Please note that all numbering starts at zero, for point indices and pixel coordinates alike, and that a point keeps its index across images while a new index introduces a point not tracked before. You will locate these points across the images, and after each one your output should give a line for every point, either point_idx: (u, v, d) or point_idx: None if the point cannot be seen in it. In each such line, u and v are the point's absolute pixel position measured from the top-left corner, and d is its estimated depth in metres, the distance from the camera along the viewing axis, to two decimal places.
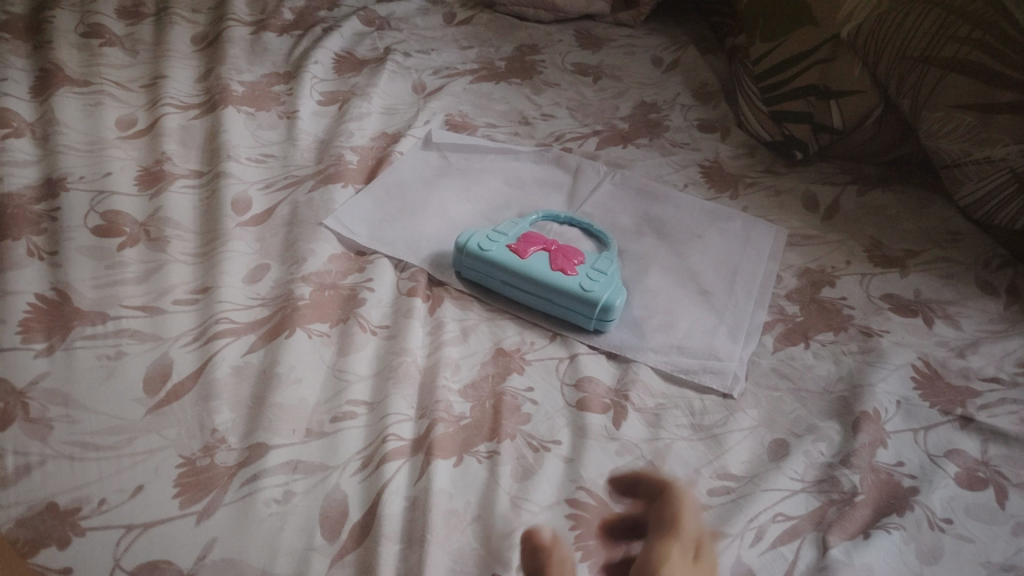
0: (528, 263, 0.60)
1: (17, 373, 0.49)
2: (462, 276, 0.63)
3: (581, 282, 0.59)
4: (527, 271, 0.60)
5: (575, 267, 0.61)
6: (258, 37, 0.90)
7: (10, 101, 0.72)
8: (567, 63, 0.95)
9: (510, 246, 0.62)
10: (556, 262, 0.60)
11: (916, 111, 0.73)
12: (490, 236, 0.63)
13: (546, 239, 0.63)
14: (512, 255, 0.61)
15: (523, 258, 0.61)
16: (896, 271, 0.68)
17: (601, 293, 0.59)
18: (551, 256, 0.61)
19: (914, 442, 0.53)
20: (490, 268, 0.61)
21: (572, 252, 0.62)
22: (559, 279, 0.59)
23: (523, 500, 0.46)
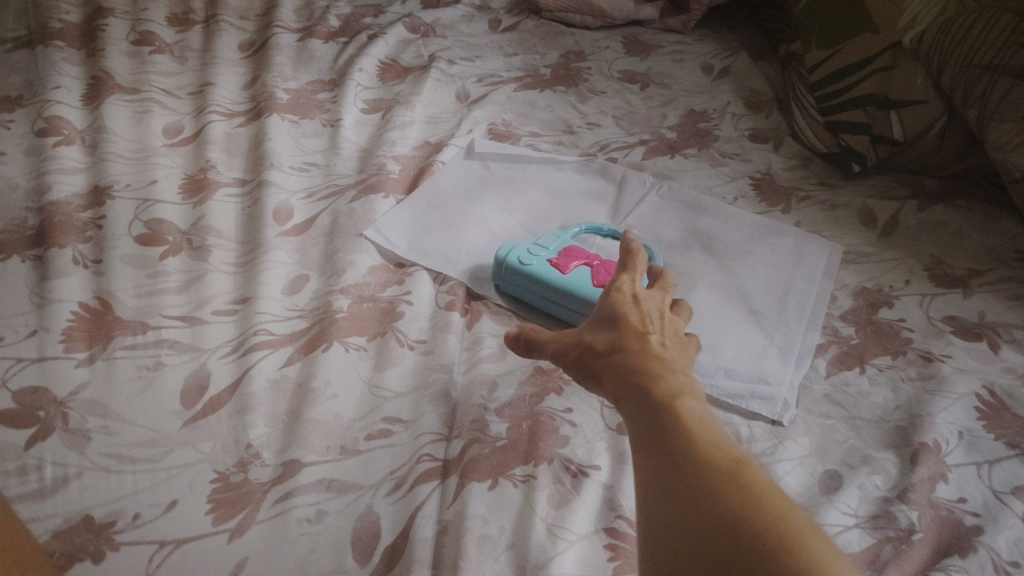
0: (568, 278, 0.59)
1: (59, 382, 0.50)
2: (502, 290, 0.62)
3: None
4: (567, 286, 0.59)
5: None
6: (303, 44, 0.90)
7: (62, 108, 0.73)
8: (614, 69, 0.93)
9: (550, 260, 0.61)
10: (598, 277, 0.59)
11: (983, 122, 0.69)
12: (530, 250, 0.62)
13: (588, 253, 0.62)
14: (551, 270, 0.60)
15: (564, 272, 0.60)
16: (959, 291, 0.65)
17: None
18: (592, 271, 0.60)
19: (977, 477, 0.50)
20: (530, 283, 0.60)
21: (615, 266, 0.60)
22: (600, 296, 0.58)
23: (560, 529, 0.45)
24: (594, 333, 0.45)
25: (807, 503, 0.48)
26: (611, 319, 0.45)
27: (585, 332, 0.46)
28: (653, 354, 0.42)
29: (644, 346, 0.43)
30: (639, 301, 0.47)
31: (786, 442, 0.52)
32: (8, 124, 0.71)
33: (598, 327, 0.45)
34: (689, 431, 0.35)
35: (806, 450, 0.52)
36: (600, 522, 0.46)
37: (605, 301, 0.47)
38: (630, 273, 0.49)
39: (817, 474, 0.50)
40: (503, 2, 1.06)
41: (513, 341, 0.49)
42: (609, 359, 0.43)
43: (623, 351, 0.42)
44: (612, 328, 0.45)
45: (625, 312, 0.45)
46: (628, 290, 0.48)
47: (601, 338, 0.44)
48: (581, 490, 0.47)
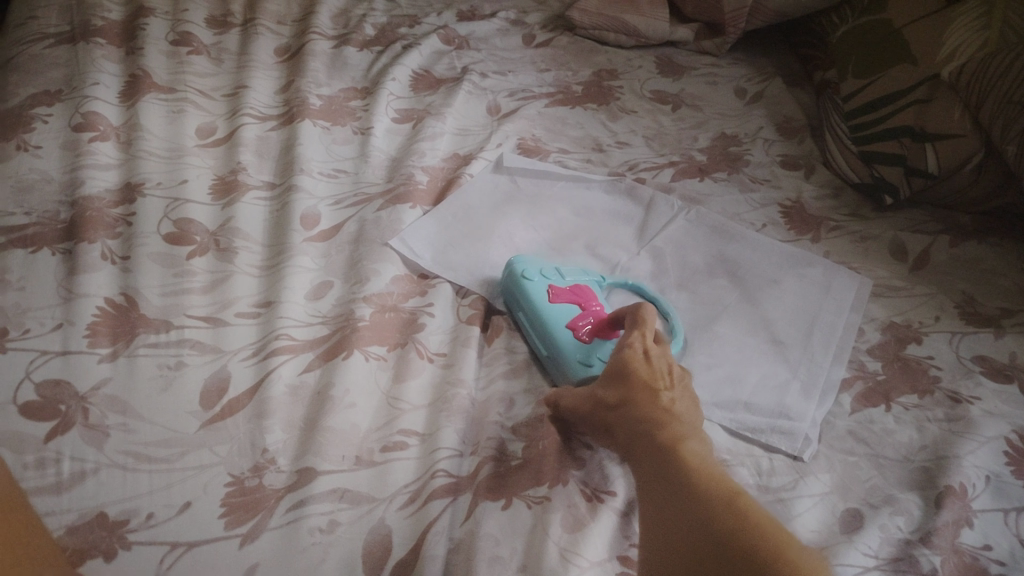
0: (551, 308, 0.58)
1: (82, 376, 0.50)
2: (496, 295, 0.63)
3: (582, 353, 0.55)
4: (542, 314, 0.58)
5: (593, 337, 0.56)
6: (339, 51, 0.90)
7: (99, 104, 0.74)
8: (646, 89, 0.93)
9: (551, 285, 0.60)
10: (577, 320, 0.57)
11: (1021, 160, 0.68)
12: (541, 271, 0.61)
13: (594, 298, 0.60)
14: (542, 295, 0.59)
15: (550, 302, 0.58)
16: (990, 331, 0.63)
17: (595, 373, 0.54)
18: (579, 313, 0.58)
19: (1004, 525, 0.49)
20: (520, 300, 0.60)
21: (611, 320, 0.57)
22: (569, 340, 0.56)
23: (573, 554, 0.44)
24: (605, 392, 0.50)
25: (828, 541, 0.47)
26: (621, 374, 0.50)
27: (598, 389, 0.50)
28: (662, 408, 0.48)
29: (654, 403, 0.48)
30: (651, 357, 0.51)
31: (807, 478, 0.51)
32: (46, 118, 0.72)
33: (611, 380, 0.50)
34: (691, 474, 0.41)
35: (828, 487, 0.51)
36: (614, 549, 0.46)
37: (616, 354, 0.51)
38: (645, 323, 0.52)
39: (838, 512, 0.49)
40: (538, 17, 1.06)
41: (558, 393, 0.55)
42: (622, 411, 0.48)
43: (635, 410, 0.48)
44: (622, 381, 0.50)
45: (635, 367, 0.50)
46: (641, 342, 0.51)
47: (612, 398, 0.49)
48: (596, 515, 0.47)
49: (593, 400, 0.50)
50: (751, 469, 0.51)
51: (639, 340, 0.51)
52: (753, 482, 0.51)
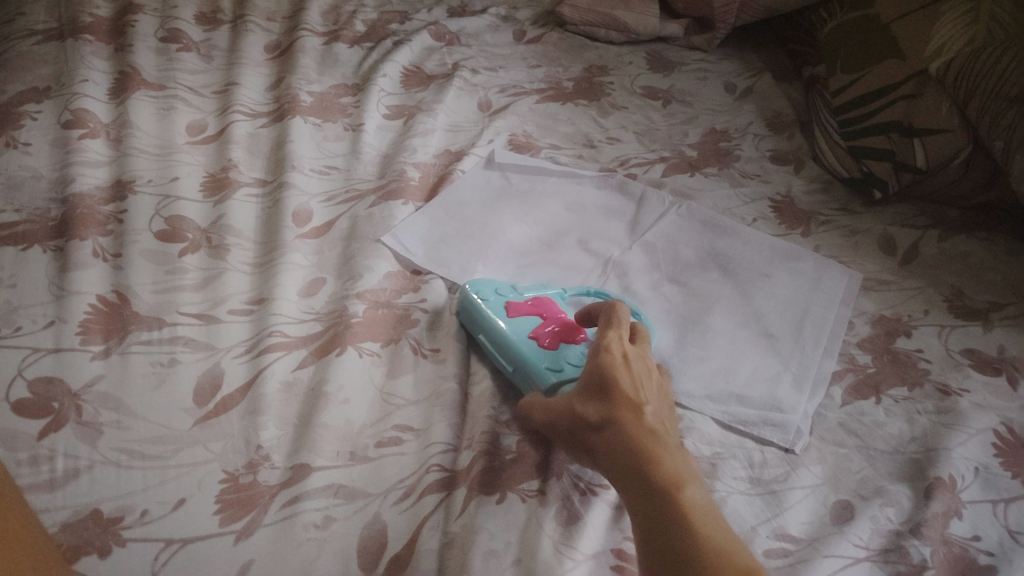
0: (510, 324, 0.56)
1: (74, 374, 0.50)
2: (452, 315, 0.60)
3: (547, 359, 0.53)
4: (502, 326, 0.56)
5: (557, 344, 0.55)
6: (329, 47, 0.90)
7: (89, 101, 0.74)
8: (636, 85, 0.93)
9: (507, 299, 0.59)
10: (539, 329, 0.56)
11: (1009, 154, 0.69)
12: (496, 289, 0.60)
13: (554, 310, 0.58)
14: (500, 312, 0.57)
15: (509, 318, 0.57)
16: (978, 324, 0.64)
17: (564, 377, 0.52)
18: (540, 326, 0.56)
19: (993, 515, 0.50)
20: (477, 321, 0.57)
21: (573, 325, 0.56)
22: (532, 349, 0.54)
23: (567, 547, 0.45)
24: (584, 405, 0.44)
25: (819, 532, 0.48)
26: (599, 383, 0.44)
27: (575, 401, 0.45)
28: (648, 429, 0.42)
29: (639, 423, 0.42)
30: (630, 362, 0.46)
31: (798, 470, 0.52)
32: (35, 115, 0.72)
33: (587, 391, 0.45)
34: (691, 533, 0.36)
35: (819, 478, 0.51)
36: (608, 542, 0.46)
37: (592, 360, 0.45)
38: (620, 322, 0.48)
39: (829, 504, 0.50)
40: (529, 13, 1.06)
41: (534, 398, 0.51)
42: (604, 434, 0.42)
43: (618, 429, 0.42)
44: (602, 397, 0.44)
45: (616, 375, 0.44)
46: (619, 347, 0.46)
47: (591, 413, 0.44)
48: (591, 508, 0.47)
49: (570, 414, 0.45)
50: (743, 462, 0.52)
51: (617, 344, 0.46)
52: (745, 474, 0.51)
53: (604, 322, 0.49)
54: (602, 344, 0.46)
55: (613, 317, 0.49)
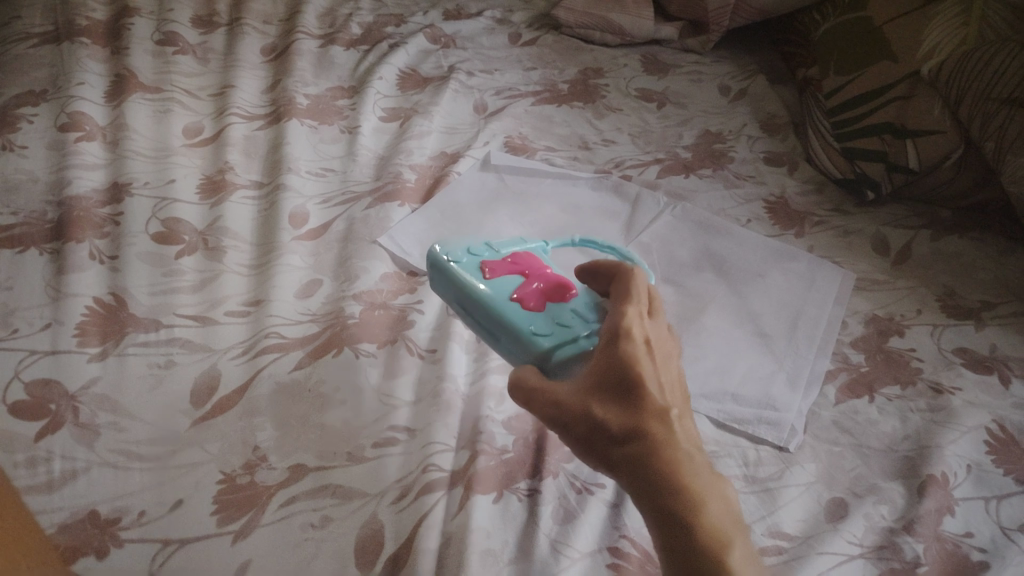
0: (491, 286, 0.53)
1: (71, 376, 0.50)
2: (433, 288, 0.57)
3: (536, 323, 0.50)
4: (485, 294, 0.52)
5: (544, 303, 0.51)
6: (325, 50, 0.90)
7: (85, 104, 0.74)
8: (631, 87, 0.93)
9: (484, 259, 0.55)
10: (523, 291, 0.52)
11: (999, 155, 0.69)
12: (472, 249, 0.55)
13: (536, 266, 0.55)
14: (478, 275, 0.53)
15: (489, 280, 0.53)
16: (971, 323, 0.65)
17: (557, 340, 0.48)
18: (523, 284, 0.53)
19: (984, 512, 0.50)
20: (456, 287, 0.54)
21: (560, 282, 0.53)
22: (518, 314, 0.51)
23: (563, 545, 0.46)
24: (603, 407, 0.38)
25: (814, 530, 0.48)
26: (626, 383, 0.38)
27: (592, 401, 0.38)
28: (679, 447, 0.37)
29: (670, 440, 0.37)
30: (654, 357, 0.40)
31: (793, 468, 0.52)
32: (31, 118, 0.72)
33: (608, 390, 0.38)
34: None
35: (814, 476, 0.52)
36: (604, 540, 0.47)
37: (614, 353, 0.39)
38: (638, 302, 0.43)
39: (823, 501, 0.50)
40: (524, 16, 1.06)
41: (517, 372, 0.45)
42: (628, 449, 0.37)
43: (649, 448, 0.36)
44: (628, 401, 0.38)
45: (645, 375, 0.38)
46: (641, 335, 0.41)
47: (616, 419, 0.37)
48: (586, 507, 0.48)
49: (584, 414, 0.38)
50: (738, 459, 0.52)
51: (640, 334, 0.41)
52: (740, 472, 0.51)
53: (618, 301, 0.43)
54: (625, 330, 0.40)
55: (628, 296, 0.43)
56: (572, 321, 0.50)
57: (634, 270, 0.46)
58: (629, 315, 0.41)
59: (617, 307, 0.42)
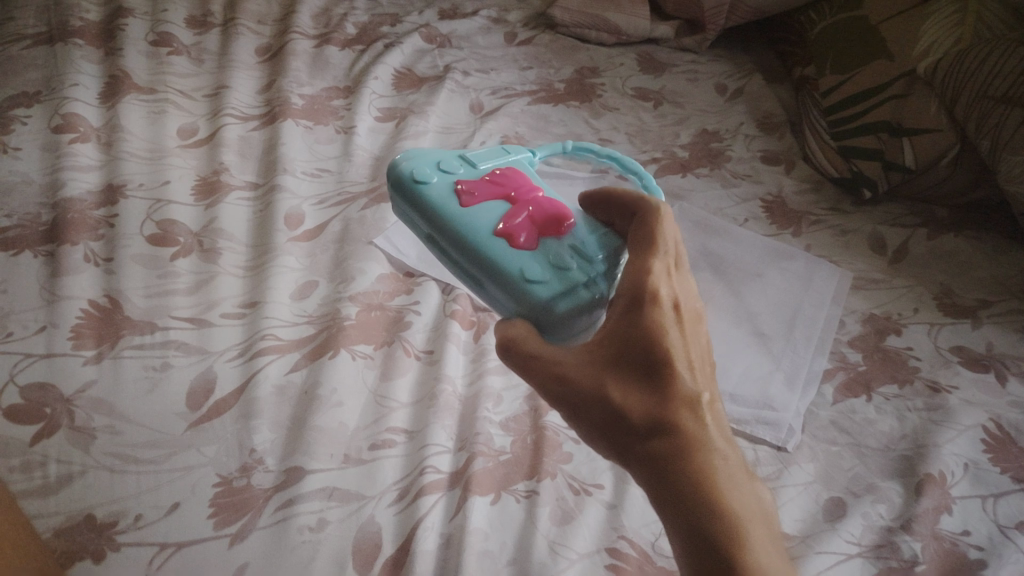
0: (471, 217, 0.49)
1: (66, 379, 0.50)
2: (399, 211, 0.54)
3: (528, 264, 0.46)
4: (467, 226, 0.49)
5: (535, 240, 0.48)
6: (320, 50, 0.90)
7: (79, 105, 0.74)
8: (627, 86, 0.93)
9: (461, 182, 0.52)
10: (511, 223, 0.48)
11: (995, 153, 0.69)
12: (447, 173, 0.52)
13: (519, 190, 0.51)
14: (456, 203, 0.50)
15: (468, 209, 0.50)
16: (967, 321, 0.65)
17: (554, 289, 0.45)
18: (507, 214, 0.49)
19: (982, 511, 0.51)
20: (431, 214, 0.50)
21: (552, 211, 0.49)
22: (507, 253, 0.47)
23: (561, 546, 0.46)
24: (621, 386, 0.38)
25: (813, 529, 0.48)
26: (649, 359, 0.38)
27: (609, 379, 0.38)
28: (702, 437, 0.37)
29: (694, 430, 0.37)
30: (682, 324, 0.40)
31: (791, 468, 0.52)
32: (25, 120, 0.72)
33: (628, 367, 0.38)
34: None
35: (812, 476, 0.52)
36: (602, 541, 0.47)
37: (637, 326, 0.39)
38: (663, 255, 0.42)
39: (822, 501, 0.50)
40: (520, 15, 1.06)
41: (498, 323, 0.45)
42: (650, 438, 0.37)
43: (672, 439, 0.36)
44: (652, 388, 0.38)
45: (670, 350, 0.38)
46: (668, 297, 0.40)
47: (636, 397, 0.37)
48: (584, 508, 0.49)
49: (599, 394, 0.38)
50: None
51: (666, 298, 0.40)
52: None
53: (640, 254, 0.42)
54: (650, 295, 0.39)
55: (650, 248, 0.42)
56: (569, 261, 0.47)
57: (659, 211, 0.44)
58: (654, 276, 0.40)
59: (639, 262, 0.41)
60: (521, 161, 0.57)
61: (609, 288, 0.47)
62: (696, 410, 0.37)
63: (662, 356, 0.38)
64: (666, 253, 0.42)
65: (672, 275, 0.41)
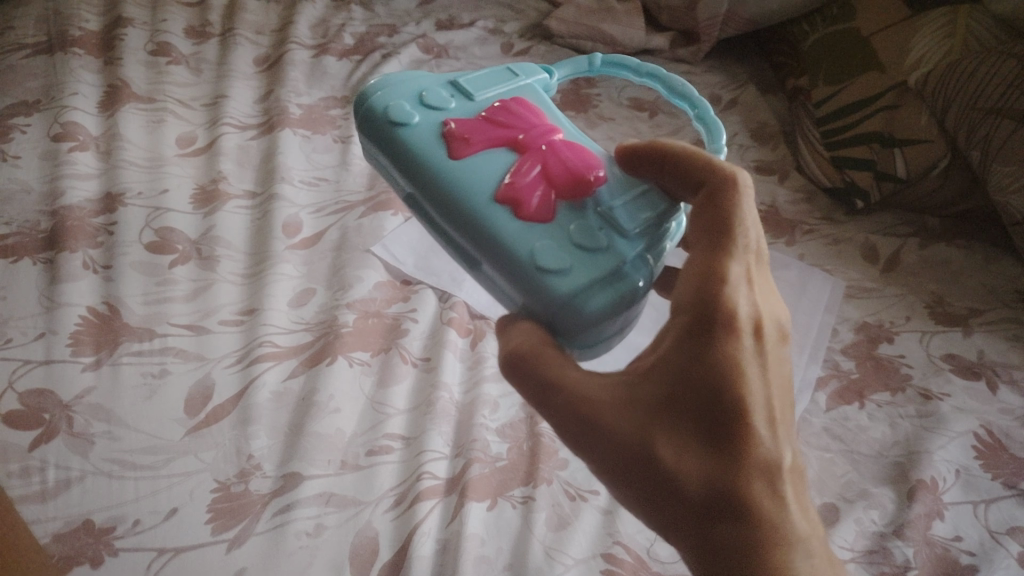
0: (468, 180, 0.42)
1: (65, 386, 0.51)
2: (377, 159, 0.47)
3: (543, 244, 0.39)
4: (464, 188, 0.41)
5: (550, 214, 0.40)
6: (318, 60, 0.90)
7: (79, 114, 0.74)
8: (623, 97, 0.93)
9: (457, 129, 0.44)
10: (519, 191, 0.41)
11: (985, 164, 0.70)
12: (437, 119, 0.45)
13: (528, 141, 0.44)
14: (450, 162, 0.42)
15: (465, 169, 0.42)
16: (959, 329, 0.65)
17: (577, 281, 0.38)
18: (511, 176, 0.42)
19: (973, 516, 0.51)
20: (420, 171, 0.43)
21: (571, 175, 0.42)
22: (515, 228, 0.40)
23: (557, 552, 0.47)
24: (671, 440, 0.32)
25: None
26: (712, 409, 0.31)
27: (656, 431, 0.32)
28: (769, 512, 0.31)
29: (762, 502, 0.31)
30: (763, 355, 0.33)
31: None
32: (25, 129, 0.72)
33: (682, 414, 0.32)
34: None
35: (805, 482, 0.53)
36: (597, 547, 0.47)
37: (702, 364, 0.31)
38: (741, 256, 0.33)
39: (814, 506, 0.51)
40: (516, 26, 1.05)
41: (498, 329, 0.39)
42: (706, 508, 0.31)
43: (731, 515, 0.31)
44: (714, 447, 0.31)
45: (744, 398, 0.31)
46: (747, 320, 0.32)
47: (692, 457, 0.31)
48: (580, 513, 0.49)
49: (642, 448, 0.32)
50: None
51: (745, 322, 0.32)
52: None
53: (712, 254, 0.33)
54: (726, 319, 0.31)
55: (725, 247, 0.33)
56: (594, 239, 0.39)
57: (738, 189, 0.35)
58: (730, 291, 0.32)
59: (712, 267, 0.33)
60: (530, 90, 0.49)
61: (640, 277, 0.39)
62: (767, 476, 0.32)
63: (732, 407, 0.31)
64: (745, 255, 0.34)
65: (753, 286, 0.33)
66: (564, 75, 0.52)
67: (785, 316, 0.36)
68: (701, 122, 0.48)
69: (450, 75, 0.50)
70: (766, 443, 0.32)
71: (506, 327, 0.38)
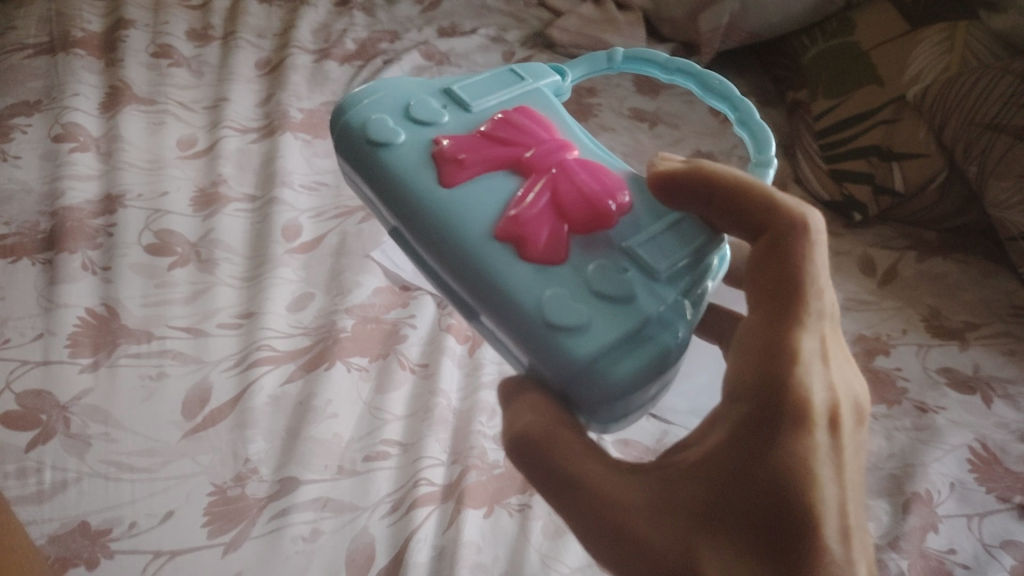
0: (467, 216, 0.40)
1: (62, 388, 0.51)
2: (355, 180, 0.46)
3: (555, 296, 0.36)
4: (461, 226, 0.40)
5: (562, 253, 0.38)
6: (319, 65, 0.90)
7: (79, 115, 0.74)
8: (624, 107, 0.94)
9: (452, 152, 0.42)
10: (526, 227, 0.39)
11: (982, 178, 0.71)
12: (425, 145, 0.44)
13: (534, 167, 0.42)
14: (444, 195, 0.41)
15: (465, 206, 0.40)
16: (954, 343, 0.66)
17: (598, 341, 0.35)
18: (516, 209, 0.40)
19: (967, 529, 0.52)
20: (415, 210, 0.41)
21: (587, 208, 0.40)
22: (522, 274, 0.38)
23: (553, 561, 0.47)
24: (721, 555, 0.30)
25: None
26: (774, 518, 0.30)
27: (702, 544, 0.30)
28: None
29: None
30: (837, 449, 0.31)
31: None
32: (25, 129, 0.72)
33: (731, 523, 0.30)
34: None
35: None
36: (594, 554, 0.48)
37: (766, 464, 0.30)
38: (815, 326, 0.31)
39: None
40: (518, 34, 1.05)
41: (503, 397, 0.37)
42: None
43: None
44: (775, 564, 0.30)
45: (812, 503, 0.30)
46: (821, 408, 0.31)
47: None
48: None
49: (686, 565, 0.30)
50: None
51: (819, 410, 0.31)
52: None
53: (782, 326, 0.30)
54: (798, 409, 0.30)
55: (798, 318, 0.30)
56: (615, 288, 0.37)
57: (809, 239, 0.31)
58: (804, 372, 0.30)
59: (782, 341, 0.30)
60: (539, 95, 0.49)
61: (668, 334, 0.37)
62: None
63: (797, 514, 0.30)
64: (820, 324, 0.31)
65: (827, 361, 0.32)
66: (579, 75, 0.52)
67: (857, 388, 0.34)
68: (744, 126, 0.47)
69: (444, 83, 0.49)
70: (838, 557, 0.30)
71: (512, 398, 0.36)
